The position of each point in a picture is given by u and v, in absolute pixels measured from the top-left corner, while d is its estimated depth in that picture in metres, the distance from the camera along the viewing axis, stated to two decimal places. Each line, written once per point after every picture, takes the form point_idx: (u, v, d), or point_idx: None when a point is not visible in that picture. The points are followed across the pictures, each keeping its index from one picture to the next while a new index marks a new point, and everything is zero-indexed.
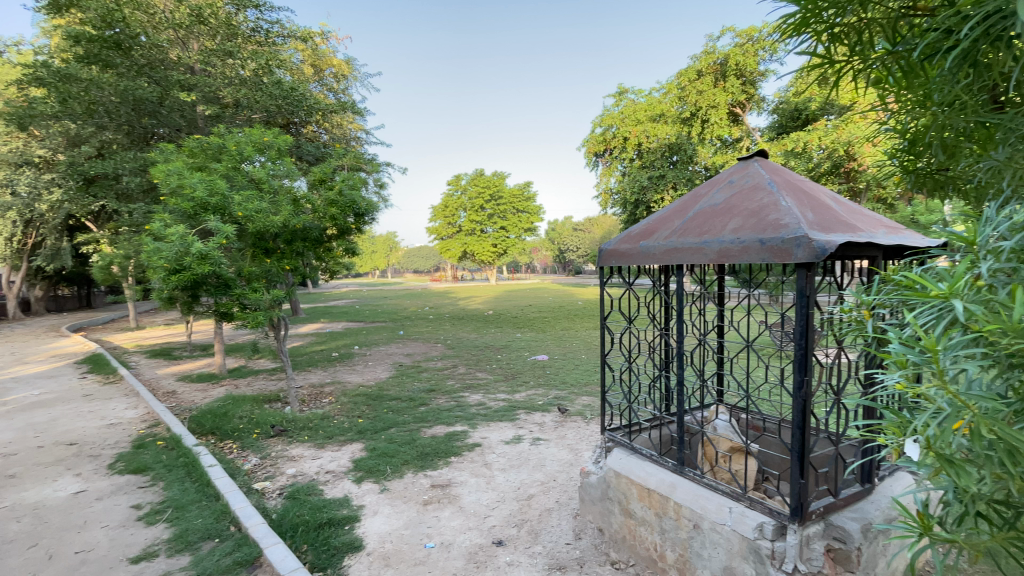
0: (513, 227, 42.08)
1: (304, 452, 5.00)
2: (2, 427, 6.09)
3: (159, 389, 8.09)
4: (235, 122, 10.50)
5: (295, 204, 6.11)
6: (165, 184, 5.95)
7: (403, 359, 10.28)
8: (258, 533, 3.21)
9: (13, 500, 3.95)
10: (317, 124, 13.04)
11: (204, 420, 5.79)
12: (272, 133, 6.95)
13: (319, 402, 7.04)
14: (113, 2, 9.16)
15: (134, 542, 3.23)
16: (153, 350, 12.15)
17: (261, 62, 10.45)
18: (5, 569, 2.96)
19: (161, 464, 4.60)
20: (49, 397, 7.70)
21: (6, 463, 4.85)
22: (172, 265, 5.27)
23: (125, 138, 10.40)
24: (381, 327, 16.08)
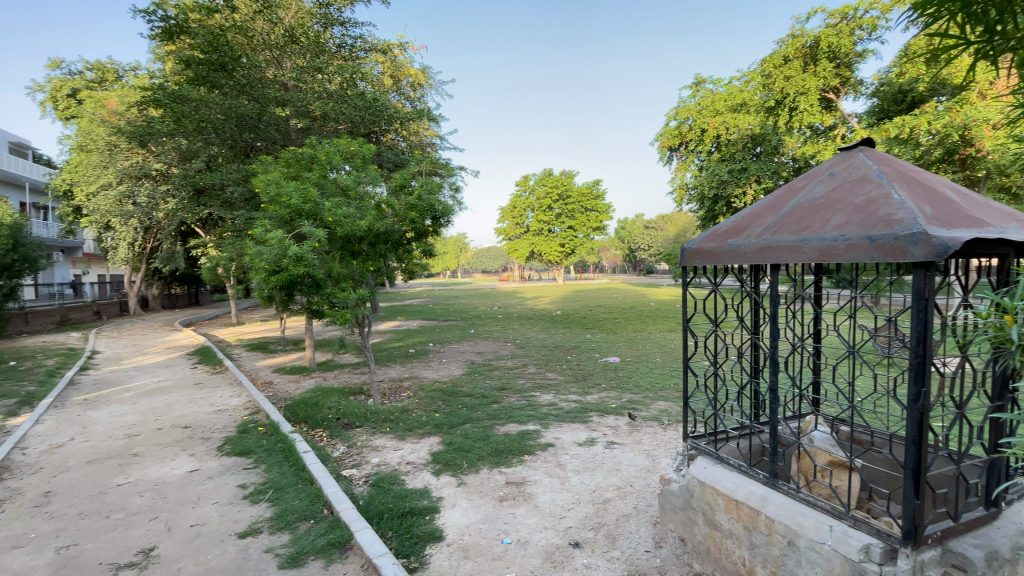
0: (581, 226, 41.57)
1: (386, 443, 5.28)
2: (130, 410, 6.97)
3: (257, 379, 8.88)
4: (323, 133, 11.29)
5: (378, 209, 6.46)
6: (265, 193, 6.52)
7: (475, 357, 10.54)
8: (348, 517, 3.44)
9: (141, 475, 4.51)
10: (395, 132, 13.73)
11: (297, 410, 6.29)
12: (357, 142, 7.37)
13: (398, 396, 7.40)
14: (218, 28, 10.14)
15: (241, 519, 3.56)
16: (251, 344, 13.36)
17: (345, 76, 11.15)
18: (138, 535, 3.38)
19: (262, 448, 5.06)
20: (166, 385, 8.69)
21: (135, 442, 5.55)
22: (272, 267, 5.79)
23: (229, 152, 11.52)
24: (453, 325, 16.58)
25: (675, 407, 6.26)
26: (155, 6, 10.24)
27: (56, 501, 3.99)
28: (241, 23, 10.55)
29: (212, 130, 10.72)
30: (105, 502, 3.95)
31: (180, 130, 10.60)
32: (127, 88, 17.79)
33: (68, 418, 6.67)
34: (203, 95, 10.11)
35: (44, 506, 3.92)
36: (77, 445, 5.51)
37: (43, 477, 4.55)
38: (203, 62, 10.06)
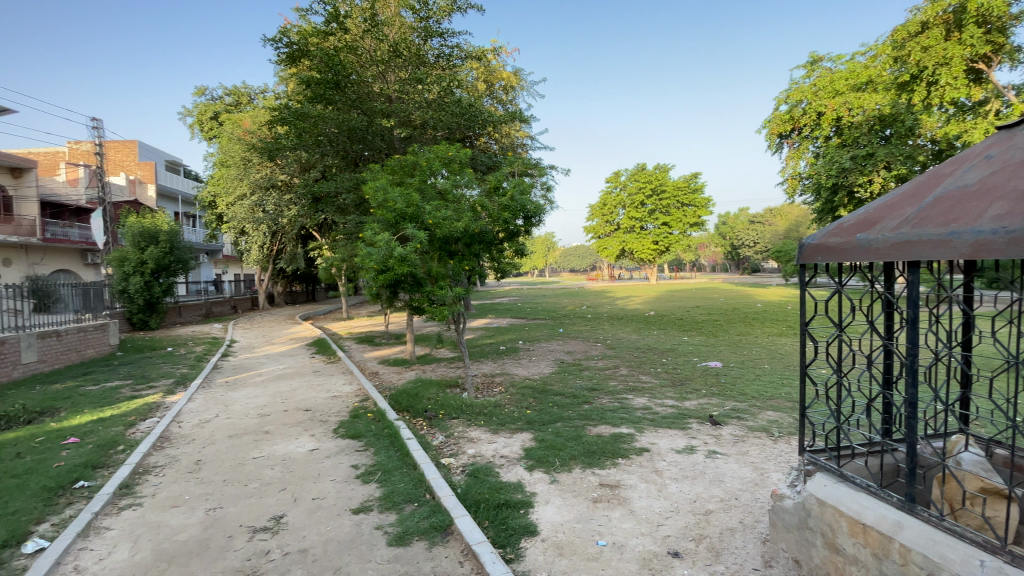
0: (677, 223, 39.49)
1: (481, 436, 5.47)
2: (262, 393, 7.95)
3: (365, 370, 9.67)
4: (423, 141, 11.98)
5: (474, 211, 6.72)
6: (374, 199, 7.06)
7: (565, 356, 10.55)
8: (448, 503, 3.63)
9: (271, 451, 5.13)
10: (488, 136, 14.15)
11: (400, 400, 6.74)
12: (454, 147, 7.68)
13: (492, 392, 7.63)
14: (333, 50, 11.16)
15: (355, 496, 3.91)
16: (359, 337, 14.56)
17: (443, 84, 11.69)
18: (270, 503, 3.85)
19: (371, 433, 5.49)
20: (289, 372, 9.78)
21: (266, 421, 6.31)
22: (379, 266, 6.24)
23: (341, 162, 12.60)
24: (544, 324, 16.71)
25: (786, 417, 5.76)
26: (281, 35, 11.48)
27: (206, 468, 4.67)
28: (351, 43, 11.51)
29: (327, 143, 11.82)
30: (243, 472, 4.54)
31: (302, 145, 11.81)
32: (257, 109, 20.12)
33: (214, 398, 7.76)
34: (321, 111, 11.16)
35: (197, 472, 4.60)
36: (220, 421, 6.40)
37: (196, 447, 5.34)
38: (321, 81, 11.11)
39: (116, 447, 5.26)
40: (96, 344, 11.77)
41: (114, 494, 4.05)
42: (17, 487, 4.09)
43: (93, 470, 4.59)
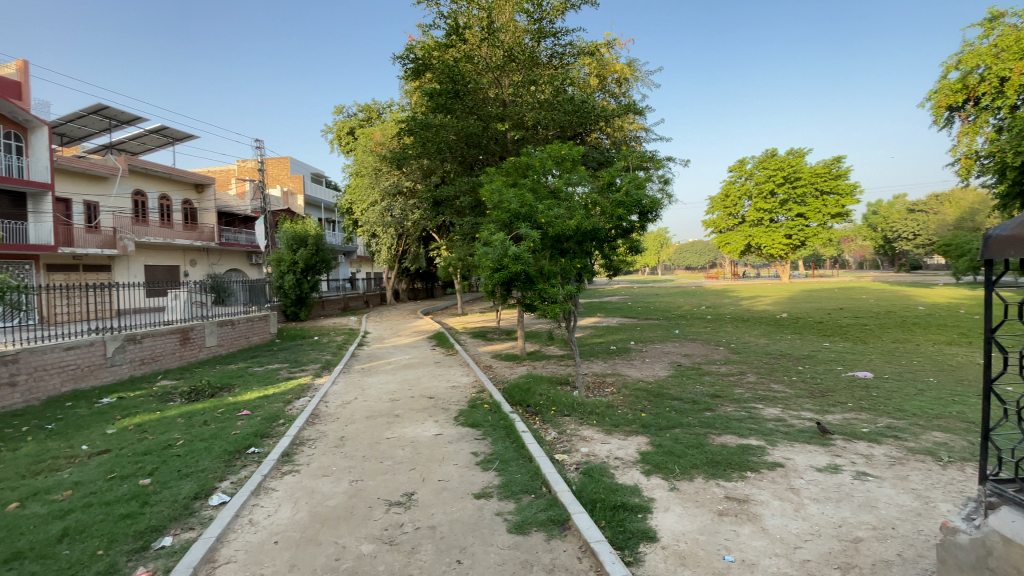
0: (814, 213, 35.24)
1: (594, 435, 5.44)
2: (391, 380, 8.75)
3: (480, 363, 10.14)
4: (536, 141, 12.21)
5: (586, 208, 6.68)
6: (490, 200, 7.33)
7: (682, 359, 10.02)
8: (565, 498, 3.68)
9: (401, 433, 5.63)
10: (601, 131, 13.94)
11: (514, 394, 6.97)
12: (567, 145, 7.68)
13: (603, 391, 7.53)
14: (453, 61, 11.83)
15: (476, 482, 4.13)
16: (474, 332, 15.30)
17: (555, 84, 11.78)
18: (402, 481, 4.23)
19: (488, 423, 5.76)
20: (414, 362, 10.63)
21: (396, 406, 6.93)
22: (495, 264, 6.45)
23: (458, 167, 13.30)
24: (658, 324, 16.04)
25: (959, 441, 4.86)
26: (407, 52, 12.43)
27: (348, 444, 5.28)
28: (469, 53, 12.11)
29: (447, 149, 12.54)
30: (378, 450, 5.05)
31: (425, 153, 12.66)
32: (386, 122, 22.03)
33: (352, 382, 8.73)
34: (443, 120, 11.86)
35: (341, 447, 5.22)
36: (358, 403, 7.18)
37: (339, 425, 6.06)
38: (443, 92, 11.80)
39: (278, 420, 6.16)
40: (259, 332, 13.87)
41: (278, 460, 4.75)
42: (207, 449, 4.99)
43: (262, 439, 5.44)
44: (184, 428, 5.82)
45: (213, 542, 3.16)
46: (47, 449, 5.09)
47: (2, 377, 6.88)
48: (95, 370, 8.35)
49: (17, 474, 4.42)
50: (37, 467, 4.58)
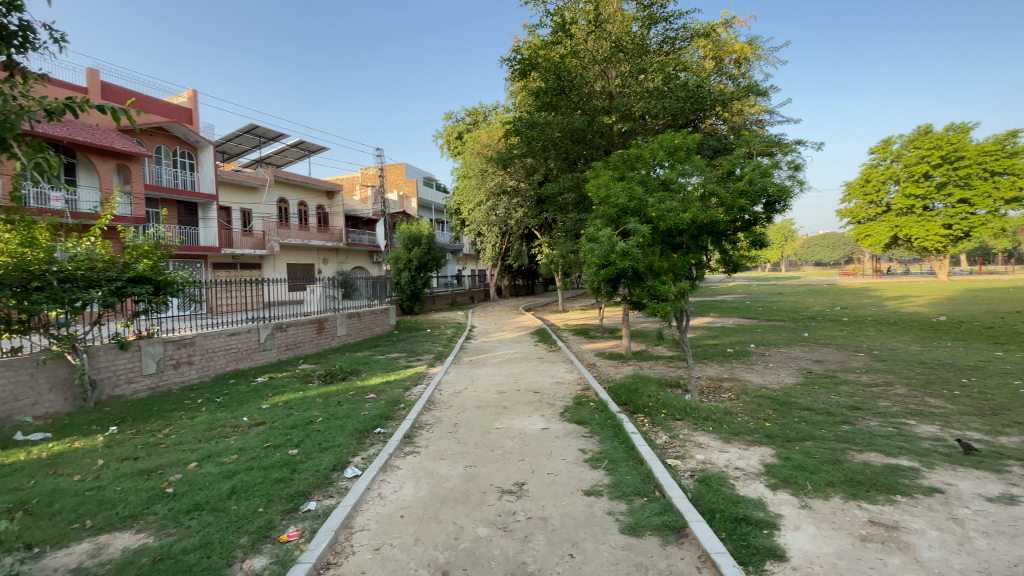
0: (981, 199, 29.14)
1: (710, 442, 5.12)
2: (499, 373, 9.03)
3: (585, 360, 10.07)
4: (645, 133, 11.75)
5: (702, 199, 6.28)
6: (597, 195, 7.16)
7: (812, 365, 9.00)
8: (680, 504, 3.52)
9: (510, 424, 5.79)
10: (716, 116, 13.02)
11: (621, 393, 6.80)
12: (681, 134, 7.27)
13: (719, 396, 7.03)
14: (559, 58, 11.81)
15: (585, 479, 4.11)
16: (577, 329, 15.21)
17: (665, 71, 11.24)
18: (513, 470, 4.35)
19: (596, 421, 5.70)
20: (520, 356, 10.87)
21: (503, 398, 7.15)
22: (602, 260, 6.28)
23: (563, 163, 13.25)
24: (782, 326, 14.56)
25: None
26: (514, 53, 12.68)
27: (461, 432, 5.56)
28: (575, 48, 12.02)
29: (552, 147, 12.55)
30: (489, 439, 5.25)
31: (530, 152, 12.79)
32: (492, 124, 22.73)
33: (462, 373, 9.18)
34: (548, 118, 11.87)
35: (455, 433, 5.52)
36: (468, 393, 7.53)
37: (452, 413, 6.41)
38: (549, 89, 11.80)
39: (399, 405, 6.69)
40: (380, 323, 15.14)
41: (401, 441, 5.16)
42: (341, 426, 5.58)
43: (386, 421, 5.95)
44: (322, 407, 6.57)
45: (349, 510, 3.52)
46: (218, 418, 6.06)
47: (184, 356, 8.30)
48: (251, 353, 9.72)
49: (198, 437, 5.32)
50: (211, 433, 5.47)
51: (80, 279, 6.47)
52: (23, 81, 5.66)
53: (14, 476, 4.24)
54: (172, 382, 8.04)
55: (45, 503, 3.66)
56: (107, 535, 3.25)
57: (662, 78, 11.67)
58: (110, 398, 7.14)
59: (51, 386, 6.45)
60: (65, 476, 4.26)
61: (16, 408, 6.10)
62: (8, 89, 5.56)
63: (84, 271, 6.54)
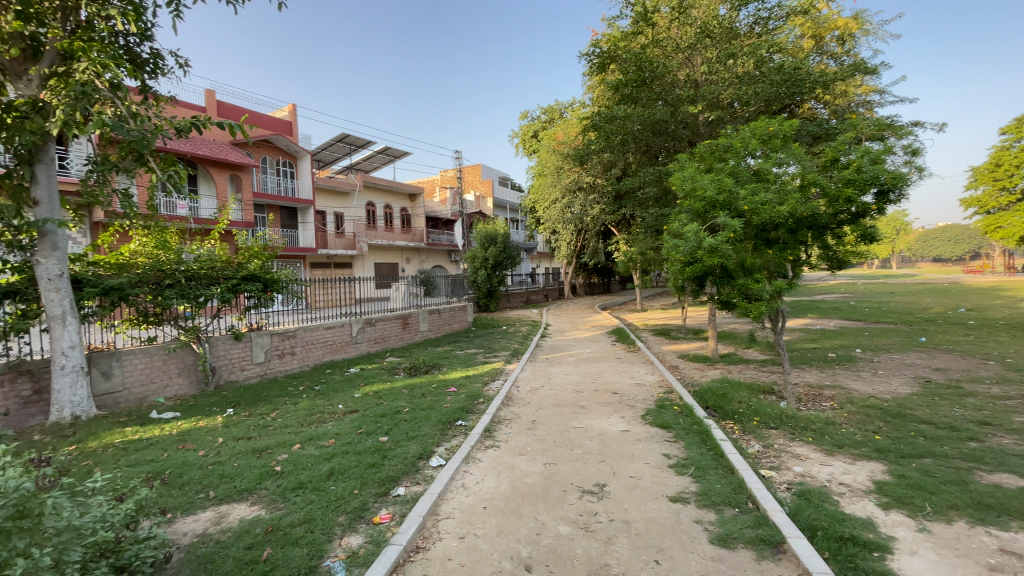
0: None
1: (810, 454, 4.72)
2: (576, 372, 8.96)
3: (667, 362, 9.70)
4: (734, 121, 11.03)
5: (801, 190, 5.79)
6: (681, 189, 6.80)
7: (932, 374, 7.99)
8: (777, 519, 3.28)
9: (590, 424, 5.72)
10: (816, 99, 11.98)
11: (707, 398, 6.44)
12: (777, 121, 6.75)
13: (819, 405, 6.44)
14: (639, 48, 11.43)
15: (670, 485, 3.97)
16: (657, 329, 14.66)
17: (757, 54, 10.52)
18: (593, 470, 4.30)
19: (680, 426, 5.46)
20: (597, 355, 10.71)
21: (582, 397, 7.08)
22: (687, 258, 5.94)
23: (642, 157, 12.80)
24: (894, 329, 13.04)
25: None
26: (592, 47, 12.49)
27: (541, 429, 5.59)
28: (658, 37, 11.59)
29: (632, 141, 12.15)
30: (568, 438, 5.23)
31: (608, 147, 12.45)
32: (569, 121, 22.55)
33: (539, 370, 9.21)
34: (628, 111, 11.48)
35: (533, 430, 5.56)
36: (545, 391, 7.54)
37: (530, 409, 6.45)
38: (629, 82, 11.42)
39: (478, 399, 6.87)
40: (459, 320, 15.63)
41: (482, 435, 5.30)
42: (425, 417, 5.83)
43: (467, 414, 6.13)
44: (407, 398, 6.91)
45: (435, 497, 3.68)
46: (317, 405, 6.59)
47: (287, 347, 9.11)
48: (344, 346, 10.46)
49: (299, 422, 5.82)
50: (311, 418, 5.96)
51: (203, 277, 7.36)
52: (157, 104, 6.54)
53: (154, 448, 4.89)
54: (278, 370, 8.87)
55: (178, 473, 4.19)
56: (227, 505, 3.66)
57: (752, 62, 10.91)
58: (227, 382, 8.01)
59: (180, 371, 7.35)
60: (192, 450, 4.85)
61: (153, 389, 7.03)
62: (147, 112, 6.44)
63: (206, 270, 7.43)
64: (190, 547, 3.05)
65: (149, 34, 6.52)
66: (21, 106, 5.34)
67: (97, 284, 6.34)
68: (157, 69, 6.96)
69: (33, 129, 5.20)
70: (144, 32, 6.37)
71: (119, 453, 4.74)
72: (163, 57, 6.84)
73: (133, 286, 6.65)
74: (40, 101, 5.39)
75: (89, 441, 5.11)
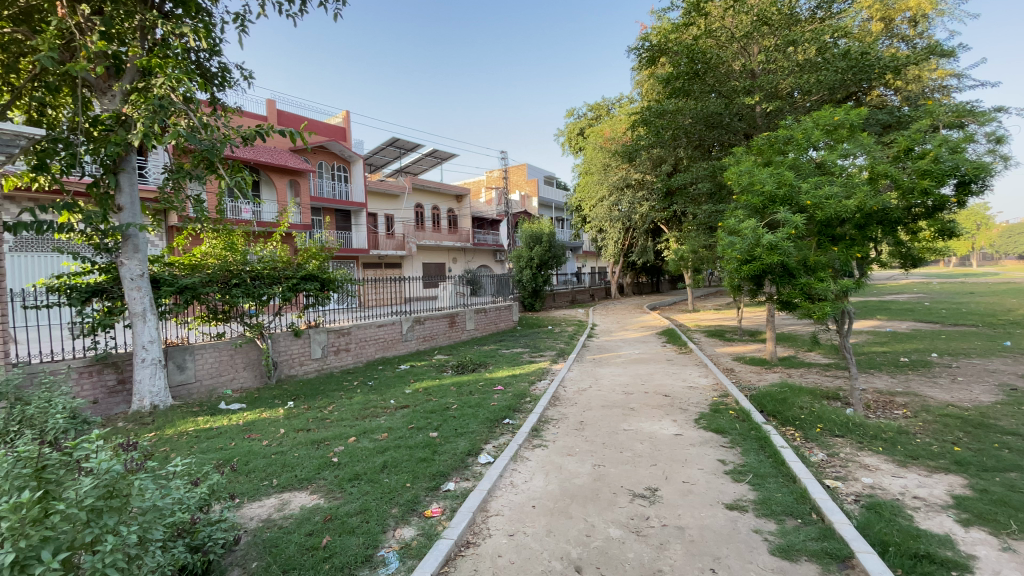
0: None
1: (880, 465, 4.40)
2: (625, 373, 8.79)
3: (721, 364, 9.34)
4: (795, 112, 10.47)
5: (871, 182, 5.42)
6: (737, 183, 6.50)
7: (1022, 381, 7.27)
8: (845, 532, 3.08)
9: (640, 427, 5.60)
10: (884, 84, 11.37)
11: (766, 402, 6.13)
12: (843, 109, 6.34)
13: (891, 413, 6.00)
14: (691, 39, 11.05)
15: (726, 492, 3.81)
16: (710, 331, 14.15)
17: (819, 40, 9.95)
18: (645, 474, 4.20)
19: (736, 431, 5.25)
20: (646, 356, 10.47)
21: (631, 399, 6.94)
22: (744, 256, 5.68)
23: (695, 152, 12.38)
24: (975, 332, 11.97)
25: None
26: (642, 41, 12.21)
27: (589, 430, 5.53)
28: (711, 27, 11.18)
29: (683, 135, 11.75)
30: (617, 440, 5.14)
31: (658, 142, 12.13)
32: (616, 117, 22.18)
33: (586, 371, 9.12)
34: (679, 104, 11.13)
35: (582, 431, 5.51)
36: (593, 391, 7.45)
37: (578, 410, 6.40)
38: (680, 74, 11.06)
39: (525, 398, 6.88)
40: (504, 319, 15.74)
41: (530, 434, 5.30)
42: (473, 414, 5.90)
43: (515, 413, 6.15)
44: (455, 395, 7.02)
45: (484, 494, 3.72)
46: (370, 400, 6.82)
47: (343, 344, 9.49)
48: (394, 343, 10.77)
49: (353, 416, 6.04)
50: (365, 413, 6.17)
51: (266, 277, 7.79)
52: (224, 115, 6.97)
53: (222, 437, 5.22)
54: (333, 366, 9.25)
55: (244, 461, 4.45)
56: (288, 493, 3.85)
57: (814, 49, 10.33)
58: (287, 376, 8.45)
59: (245, 365, 7.81)
60: (257, 440, 5.13)
61: (222, 381, 7.51)
62: (216, 123, 6.88)
63: (268, 271, 7.85)
64: (256, 531, 3.23)
65: (217, 49, 6.96)
66: (106, 120, 5.82)
67: (172, 284, 6.84)
68: (225, 81, 7.43)
69: (117, 141, 5.65)
70: (213, 48, 6.81)
71: (192, 441, 5.09)
72: (229, 70, 7.29)
73: (204, 285, 7.13)
74: (123, 115, 5.86)
75: (166, 429, 5.52)
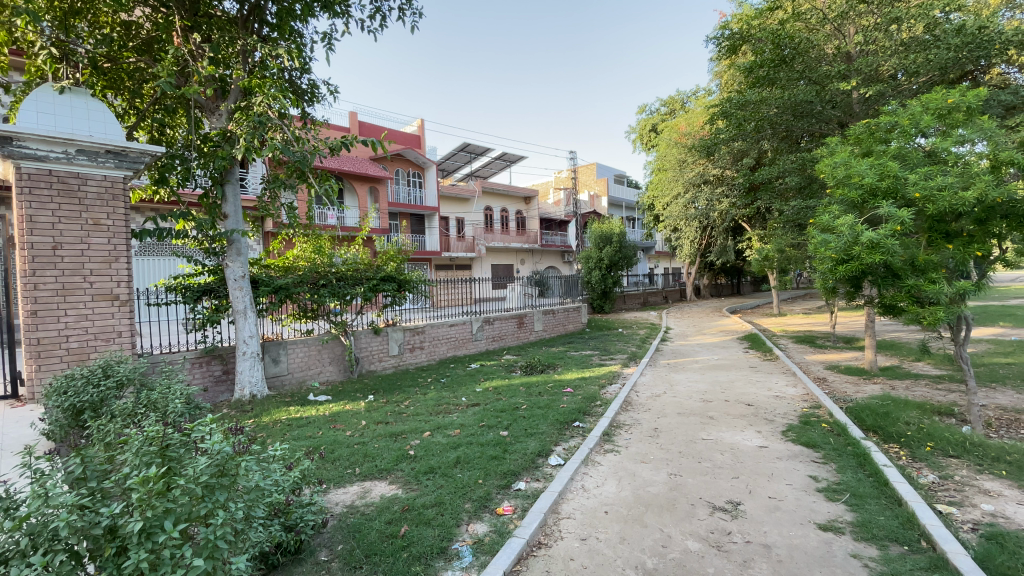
0: None
1: (1005, 491, 3.85)
2: (702, 380, 8.38)
3: (811, 373, 8.64)
4: (899, 96, 9.48)
5: (993, 171, 4.80)
6: (831, 176, 5.94)
7: None
8: (961, 564, 2.74)
9: (719, 437, 5.31)
10: (1009, 59, 10.02)
11: (864, 416, 5.56)
12: (959, 89, 5.65)
13: (1019, 433, 5.25)
14: (777, 24, 10.34)
15: (819, 511, 3.53)
16: (797, 336, 13.10)
17: (927, 15, 9.01)
18: (725, 487, 3.98)
19: (830, 446, 4.83)
20: (726, 363, 9.94)
21: (709, 407, 6.60)
22: (840, 255, 5.19)
23: (782, 143, 11.53)
24: None
25: None
26: (721, 30, 11.61)
27: (664, 437, 5.33)
28: (798, 10, 10.44)
29: (769, 126, 10.95)
30: (695, 449, 4.91)
31: (739, 136, 11.46)
32: (692, 111, 21.35)
33: (660, 376, 8.80)
34: (764, 94, 10.43)
35: (656, 438, 5.33)
36: (667, 398, 7.17)
37: (652, 416, 6.19)
38: (764, 62, 10.38)
39: (596, 402, 6.77)
40: (573, 321, 15.62)
41: (601, 438, 5.22)
42: (543, 415, 5.92)
43: (585, 416, 6.08)
44: (525, 395, 7.06)
45: (555, 496, 3.71)
46: (443, 397, 7.05)
47: (417, 342, 9.89)
48: (465, 343, 11.07)
49: (427, 411, 6.27)
50: (439, 409, 6.39)
51: (350, 278, 8.30)
52: (314, 128, 7.50)
53: (311, 426, 5.62)
54: (409, 363, 9.68)
55: (330, 450, 4.76)
56: (370, 482, 4.08)
57: (921, 25, 9.35)
58: (368, 371, 8.95)
59: (331, 360, 8.41)
60: (341, 430, 5.49)
61: (310, 374, 8.12)
62: (307, 135, 7.42)
63: (352, 272, 8.35)
64: (342, 516, 3.45)
65: (308, 68, 7.55)
66: (214, 137, 6.51)
67: (269, 284, 7.50)
68: (314, 96, 8.01)
69: (223, 155, 6.29)
70: (304, 66, 7.37)
71: (285, 428, 5.53)
72: (318, 86, 7.87)
73: (295, 285, 7.75)
74: (228, 132, 6.53)
75: (263, 417, 6.05)
